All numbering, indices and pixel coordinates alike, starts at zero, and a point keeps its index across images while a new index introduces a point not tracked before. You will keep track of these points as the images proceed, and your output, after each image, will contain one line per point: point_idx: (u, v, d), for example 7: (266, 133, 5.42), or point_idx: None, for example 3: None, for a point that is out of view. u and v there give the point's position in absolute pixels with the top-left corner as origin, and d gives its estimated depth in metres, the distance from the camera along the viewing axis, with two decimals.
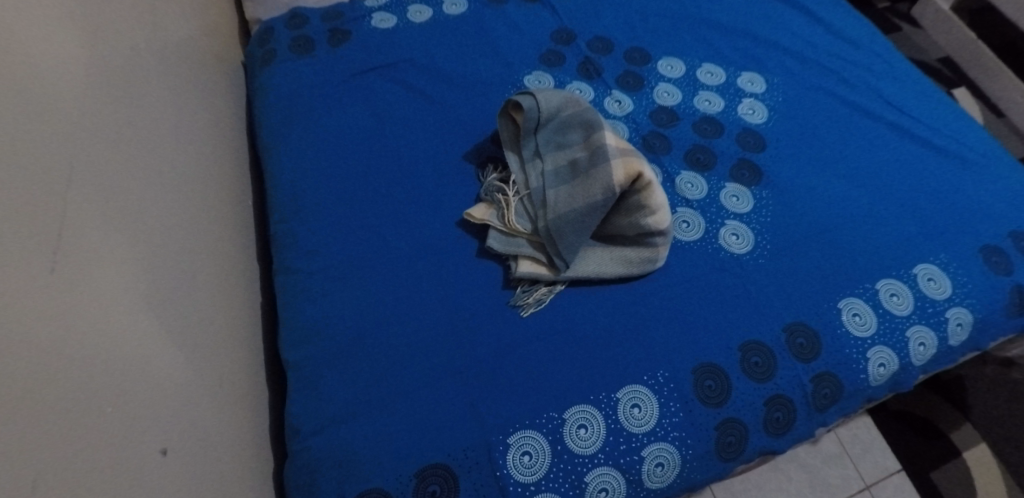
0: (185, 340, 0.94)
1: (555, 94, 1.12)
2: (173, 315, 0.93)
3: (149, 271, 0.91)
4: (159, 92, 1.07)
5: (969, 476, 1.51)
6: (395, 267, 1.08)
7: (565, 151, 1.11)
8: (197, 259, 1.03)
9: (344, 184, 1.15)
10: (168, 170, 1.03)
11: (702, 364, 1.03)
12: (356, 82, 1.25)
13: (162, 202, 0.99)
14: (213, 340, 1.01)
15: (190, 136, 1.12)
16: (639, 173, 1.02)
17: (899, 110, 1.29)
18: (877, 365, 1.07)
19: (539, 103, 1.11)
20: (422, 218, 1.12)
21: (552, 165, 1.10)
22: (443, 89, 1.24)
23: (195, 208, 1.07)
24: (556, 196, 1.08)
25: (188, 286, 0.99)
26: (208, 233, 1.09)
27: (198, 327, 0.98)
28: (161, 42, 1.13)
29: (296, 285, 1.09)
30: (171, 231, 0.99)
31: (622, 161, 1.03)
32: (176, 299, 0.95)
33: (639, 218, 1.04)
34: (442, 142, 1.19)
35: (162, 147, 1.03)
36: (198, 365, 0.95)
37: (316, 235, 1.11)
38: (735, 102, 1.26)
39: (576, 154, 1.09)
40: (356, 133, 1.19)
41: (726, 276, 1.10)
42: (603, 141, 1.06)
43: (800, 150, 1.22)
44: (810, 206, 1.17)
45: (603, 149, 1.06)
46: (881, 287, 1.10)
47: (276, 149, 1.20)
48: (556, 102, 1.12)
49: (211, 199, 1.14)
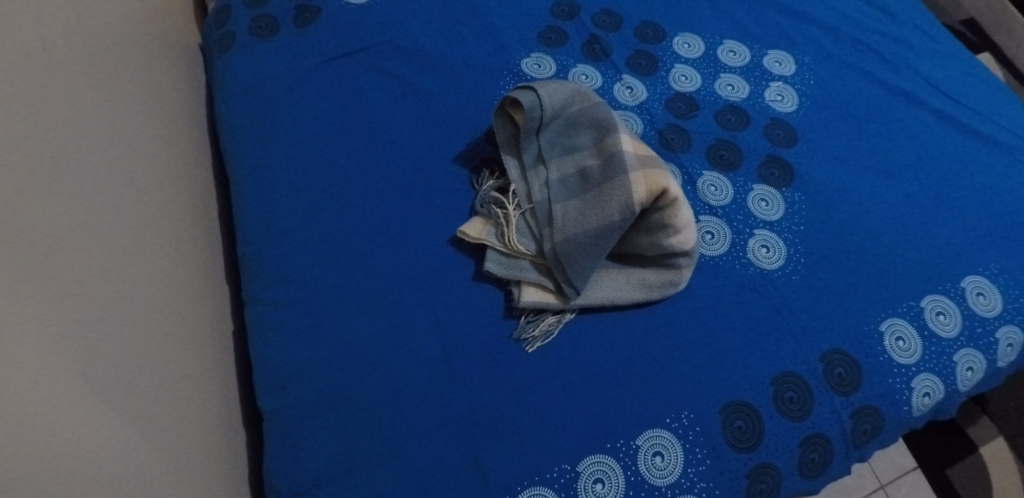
0: (124, 408, 0.81)
1: (559, 88, 0.97)
2: (104, 385, 0.80)
3: (61, 338, 0.77)
4: (76, 105, 0.91)
5: (987, 472, 1.43)
6: (378, 294, 0.93)
7: (573, 156, 0.96)
8: (138, 302, 0.89)
9: (316, 194, 0.98)
10: (91, 201, 0.88)
11: (732, 402, 0.91)
12: (325, 69, 1.07)
13: (81, 247, 0.84)
14: (166, 396, 0.88)
15: (124, 150, 0.96)
16: (664, 190, 0.88)
17: (944, 93, 1.14)
18: (921, 394, 0.97)
19: (542, 100, 0.95)
20: (408, 234, 0.97)
21: (557, 174, 0.95)
22: (428, 76, 1.07)
23: (134, 239, 0.92)
24: (563, 212, 0.93)
25: (126, 339, 0.85)
26: (156, 263, 0.94)
27: (142, 387, 0.85)
28: (78, 42, 0.95)
29: (263, 319, 0.94)
30: (96, 279, 0.84)
31: (643, 174, 0.89)
32: (107, 362, 0.82)
33: (660, 239, 0.90)
34: (429, 140, 1.02)
35: (80, 175, 0.88)
36: (145, 432, 0.83)
37: (284, 258, 0.95)
38: (761, 87, 1.11)
39: (586, 160, 0.94)
40: (329, 132, 1.02)
41: (757, 297, 0.97)
42: (620, 148, 0.92)
43: (834, 145, 1.07)
44: (847, 211, 1.03)
45: (619, 157, 0.91)
46: (926, 305, 0.99)
47: (236, 151, 1.03)
48: (561, 98, 0.96)
49: (158, 217, 0.98)
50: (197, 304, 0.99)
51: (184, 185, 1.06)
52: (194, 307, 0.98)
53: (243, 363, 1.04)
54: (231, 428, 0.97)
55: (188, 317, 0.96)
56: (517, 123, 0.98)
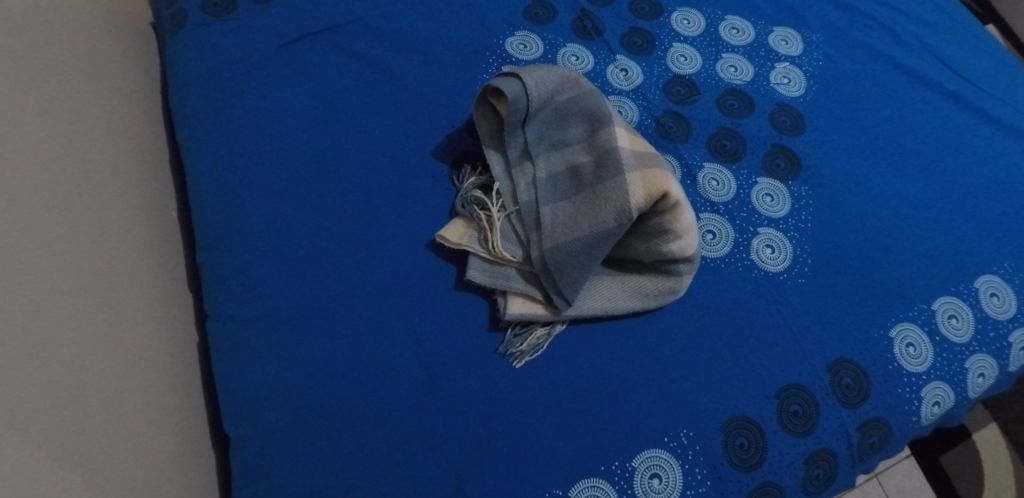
0: (72, 445, 0.73)
1: (547, 74, 0.88)
2: (50, 417, 0.72)
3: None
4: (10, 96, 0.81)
5: (979, 458, 1.38)
6: (351, 304, 0.85)
7: (563, 151, 0.87)
8: (85, 321, 0.80)
9: (281, 192, 0.89)
10: (26, 206, 0.78)
11: (734, 418, 0.85)
12: (289, 50, 0.96)
13: (16, 262, 0.74)
14: (120, 426, 0.79)
15: (63, 146, 0.86)
16: (664, 193, 0.79)
17: (961, 75, 1.05)
18: (931, 404, 0.91)
19: (528, 89, 0.86)
20: (384, 237, 0.88)
21: (545, 171, 0.87)
22: (404, 58, 0.97)
23: (77, 248, 0.83)
24: (552, 215, 0.85)
25: (72, 365, 0.76)
26: (104, 274, 0.85)
27: (92, 417, 0.77)
28: (8, 24, 0.84)
29: (225, 333, 0.85)
30: (37, 299, 0.75)
31: (641, 175, 0.80)
32: (47, 392, 0.72)
33: (659, 246, 0.83)
34: (406, 132, 0.93)
35: (14, 178, 0.78)
36: (96, 469, 0.75)
37: (246, 265, 0.86)
38: (766, 69, 1.02)
39: (577, 157, 0.86)
40: (295, 123, 0.92)
41: (760, 302, 0.90)
42: (615, 144, 0.83)
43: (844, 132, 1.00)
44: (856, 206, 0.96)
45: (615, 155, 0.82)
46: (938, 308, 0.93)
47: (189, 142, 0.93)
48: (549, 86, 0.87)
49: (104, 221, 0.88)
50: (151, 315, 0.90)
51: (134, 181, 0.96)
52: (149, 319, 0.90)
53: (207, 374, 0.96)
54: (196, 449, 0.89)
55: (143, 331, 0.88)
56: (501, 114, 0.89)
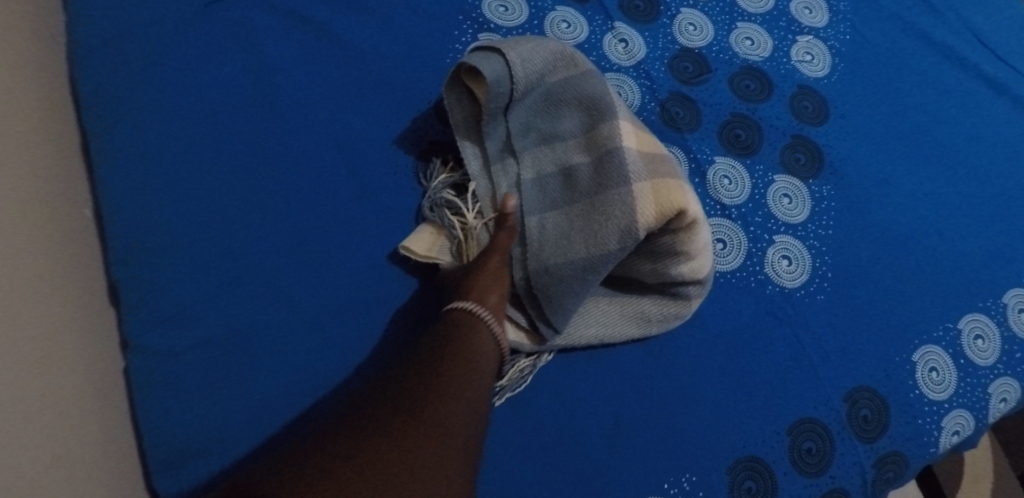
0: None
1: (537, 50, 0.72)
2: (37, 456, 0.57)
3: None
4: None
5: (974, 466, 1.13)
6: (302, 331, 0.70)
7: (554, 146, 0.73)
8: (37, 345, 0.61)
9: (215, 189, 0.72)
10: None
11: (742, 458, 0.75)
12: (222, 10, 0.78)
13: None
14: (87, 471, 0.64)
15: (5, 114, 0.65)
16: (680, 210, 0.66)
17: (998, 54, 0.93)
18: (951, 434, 0.82)
19: (513, 70, 0.71)
20: (338, 247, 0.73)
21: (532, 172, 0.73)
22: (361, 24, 0.81)
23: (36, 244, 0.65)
24: (539, 227, 0.72)
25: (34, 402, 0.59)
26: (53, 278, 0.66)
27: (59, 472, 0.59)
28: None
29: (145, 370, 0.68)
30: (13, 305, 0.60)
31: (651, 186, 0.67)
32: (10, 439, 0.55)
33: (667, 268, 0.70)
34: (362, 117, 0.78)
35: None
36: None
37: (168, 280, 0.70)
38: (787, 43, 0.88)
39: (571, 156, 0.72)
40: (231, 103, 0.75)
41: (773, 323, 0.79)
42: (619, 144, 0.69)
43: (870, 121, 0.87)
44: (881, 208, 0.84)
45: (619, 158, 0.68)
46: (964, 327, 0.83)
47: (95, 120, 0.73)
48: (539, 65, 0.72)
49: (46, 207, 0.69)
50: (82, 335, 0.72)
51: (76, 156, 0.76)
52: None
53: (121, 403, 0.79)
54: None
55: (100, 351, 0.70)
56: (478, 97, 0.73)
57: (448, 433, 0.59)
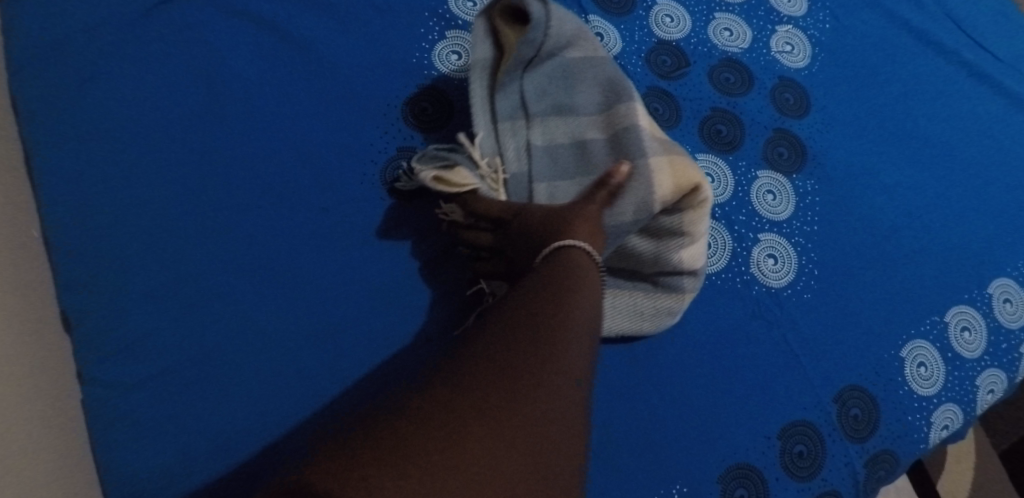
0: None
1: (567, 18, 0.72)
2: None
3: None
4: None
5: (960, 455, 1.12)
6: (269, 356, 0.66)
7: (566, 118, 0.71)
8: None
9: (170, 206, 0.68)
10: None
11: (733, 466, 0.73)
12: (170, 13, 0.73)
13: None
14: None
15: None
16: (695, 185, 0.66)
17: (976, 41, 0.92)
18: (940, 428, 0.80)
19: (551, 23, 0.70)
20: (305, 264, 0.69)
21: (542, 139, 0.71)
22: (322, 25, 0.76)
23: None
24: (553, 197, 0.70)
25: None
26: None
27: None
28: None
29: (101, 406, 0.63)
30: None
31: (668, 160, 0.67)
32: None
33: (668, 252, 0.69)
34: (325, 123, 0.73)
35: None
36: None
37: (123, 307, 0.65)
38: (765, 33, 0.85)
39: (583, 128, 0.70)
40: (186, 113, 0.70)
41: (760, 325, 0.76)
42: (636, 121, 0.68)
43: (852, 112, 0.85)
44: (865, 201, 0.82)
45: (635, 132, 0.68)
46: (950, 320, 0.82)
47: (37, 138, 0.68)
48: (566, 31, 0.71)
49: None
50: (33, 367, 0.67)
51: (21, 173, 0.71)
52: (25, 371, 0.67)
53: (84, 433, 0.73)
54: None
55: None
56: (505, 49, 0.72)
57: (558, 431, 0.51)
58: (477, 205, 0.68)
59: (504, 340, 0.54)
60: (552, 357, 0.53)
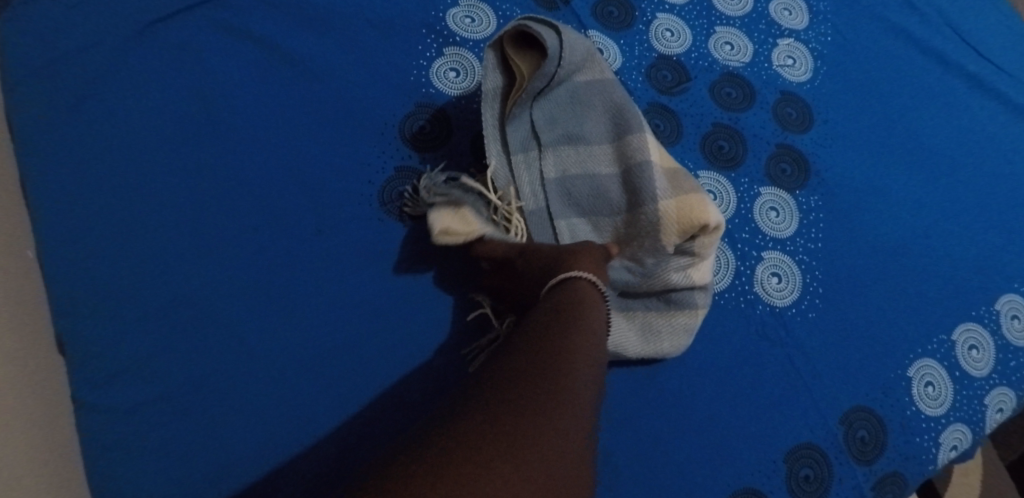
0: None
1: (578, 41, 0.69)
2: None
3: None
4: None
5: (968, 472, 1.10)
6: (262, 382, 0.64)
7: (578, 147, 0.70)
8: None
9: (161, 229, 0.66)
10: None
11: (737, 491, 0.71)
12: (161, 29, 0.71)
13: None
14: None
15: None
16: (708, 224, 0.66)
17: (980, 52, 0.90)
18: (949, 449, 0.78)
19: (563, 53, 0.67)
20: (299, 287, 0.67)
21: (556, 171, 0.70)
22: (316, 41, 0.74)
23: None
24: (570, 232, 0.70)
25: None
26: None
27: None
28: None
29: (90, 436, 0.61)
30: None
31: (680, 201, 0.66)
32: None
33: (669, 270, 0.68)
34: (319, 142, 0.71)
35: None
36: None
37: (112, 333, 0.63)
38: (767, 47, 0.84)
39: (596, 159, 0.70)
40: (177, 133, 0.68)
41: (764, 345, 0.75)
42: (648, 156, 0.68)
43: (855, 126, 0.83)
44: (869, 218, 0.81)
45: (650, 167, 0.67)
46: (958, 337, 0.80)
47: (26, 159, 0.66)
48: (578, 56, 0.69)
49: None
50: None
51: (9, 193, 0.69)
52: None
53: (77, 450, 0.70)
54: None
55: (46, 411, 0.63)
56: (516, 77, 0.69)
57: (566, 459, 0.50)
58: (490, 249, 0.67)
59: (527, 359, 0.53)
60: (568, 386, 0.52)
